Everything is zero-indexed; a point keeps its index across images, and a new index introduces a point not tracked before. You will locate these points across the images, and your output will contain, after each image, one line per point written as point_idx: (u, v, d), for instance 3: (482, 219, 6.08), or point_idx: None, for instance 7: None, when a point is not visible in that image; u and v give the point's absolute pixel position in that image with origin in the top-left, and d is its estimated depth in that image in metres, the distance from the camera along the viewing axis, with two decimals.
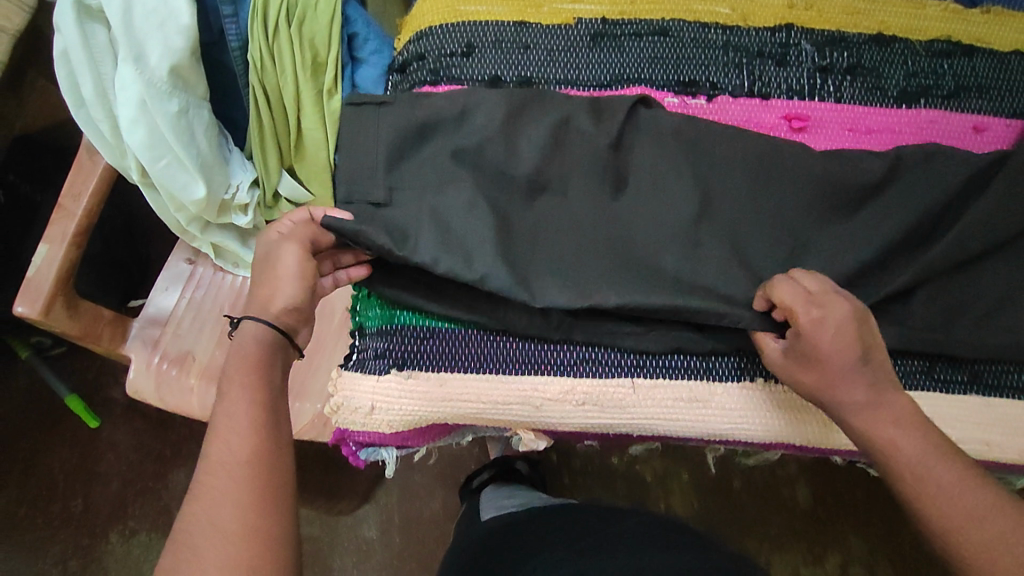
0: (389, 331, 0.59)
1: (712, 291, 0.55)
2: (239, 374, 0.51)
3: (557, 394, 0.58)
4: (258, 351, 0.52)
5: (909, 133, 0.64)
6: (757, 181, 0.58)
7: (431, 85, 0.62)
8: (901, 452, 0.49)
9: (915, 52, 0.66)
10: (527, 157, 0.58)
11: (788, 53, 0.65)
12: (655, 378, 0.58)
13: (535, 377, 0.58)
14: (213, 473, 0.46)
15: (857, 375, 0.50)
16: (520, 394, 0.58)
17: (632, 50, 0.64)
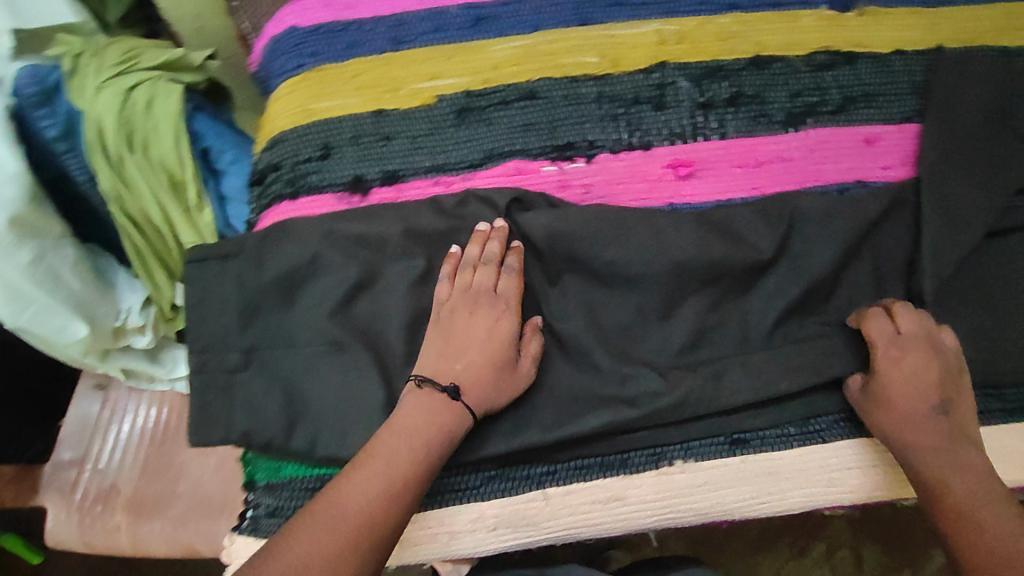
0: (278, 485, 0.52)
1: (611, 395, 0.52)
2: (405, 433, 0.46)
3: (466, 524, 0.52)
4: (432, 415, 0.47)
5: (802, 158, 0.61)
6: (654, 252, 0.54)
7: (291, 199, 0.57)
8: (962, 487, 0.50)
9: (796, 69, 0.63)
10: (406, 275, 0.52)
11: (664, 94, 0.61)
12: (569, 483, 0.53)
13: (438, 510, 0.53)
14: (318, 524, 0.43)
15: (936, 418, 0.51)
16: (425, 532, 0.52)
17: (501, 120, 0.60)
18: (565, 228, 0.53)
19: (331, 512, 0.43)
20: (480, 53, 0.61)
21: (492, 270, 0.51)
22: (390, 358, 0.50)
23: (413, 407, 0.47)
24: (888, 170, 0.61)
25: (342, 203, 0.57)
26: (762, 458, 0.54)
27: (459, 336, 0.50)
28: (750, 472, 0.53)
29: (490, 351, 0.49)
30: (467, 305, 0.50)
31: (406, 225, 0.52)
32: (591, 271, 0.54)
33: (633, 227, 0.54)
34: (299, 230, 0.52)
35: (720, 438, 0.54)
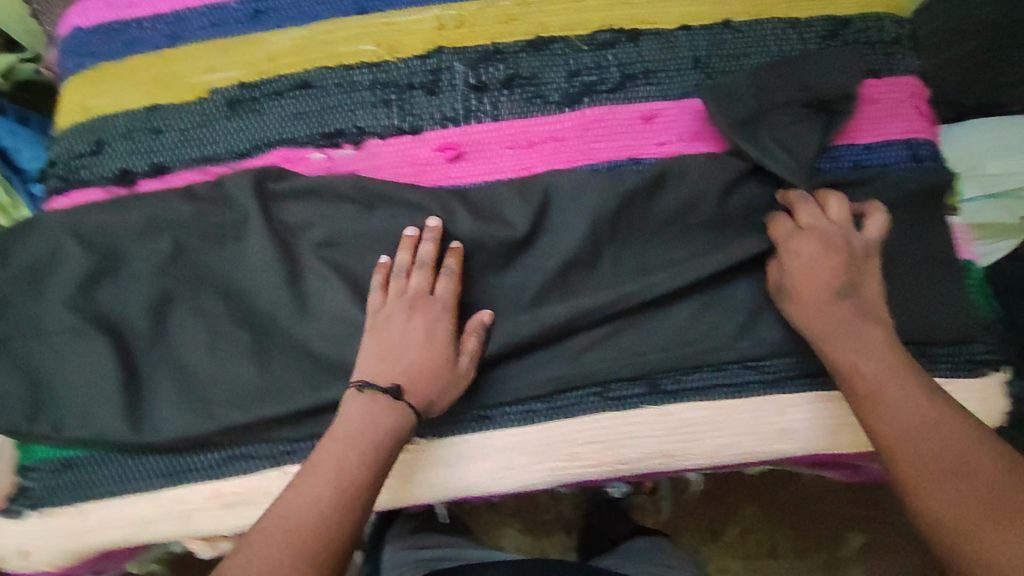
0: (35, 465, 0.55)
1: (348, 367, 0.54)
2: (342, 440, 0.48)
3: (204, 501, 0.54)
4: (379, 419, 0.49)
5: (575, 138, 0.61)
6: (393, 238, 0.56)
7: (64, 194, 0.60)
8: (864, 373, 0.49)
9: (576, 49, 0.62)
10: (155, 261, 0.55)
11: (439, 78, 0.61)
12: (309, 461, 0.54)
13: (176, 488, 0.54)
14: (268, 532, 0.44)
15: (838, 304, 0.51)
16: (163, 508, 0.54)
17: (272, 110, 0.61)
18: (303, 217, 0.56)
19: (291, 518, 0.44)
20: (257, 45, 0.62)
21: (426, 273, 0.54)
22: (136, 345, 0.55)
23: (355, 410, 0.49)
24: (664, 147, 0.61)
25: (108, 194, 0.59)
26: (500, 434, 0.55)
27: (406, 334, 0.52)
28: (484, 447, 0.55)
29: (427, 351, 0.51)
30: (403, 308, 0.53)
31: (153, 216, 0.55)
32: (338, 256, 0.56)
33: (373, 214, 0.57)
34: (48, 223, 0.56)
35: (465, 415, 0.55)
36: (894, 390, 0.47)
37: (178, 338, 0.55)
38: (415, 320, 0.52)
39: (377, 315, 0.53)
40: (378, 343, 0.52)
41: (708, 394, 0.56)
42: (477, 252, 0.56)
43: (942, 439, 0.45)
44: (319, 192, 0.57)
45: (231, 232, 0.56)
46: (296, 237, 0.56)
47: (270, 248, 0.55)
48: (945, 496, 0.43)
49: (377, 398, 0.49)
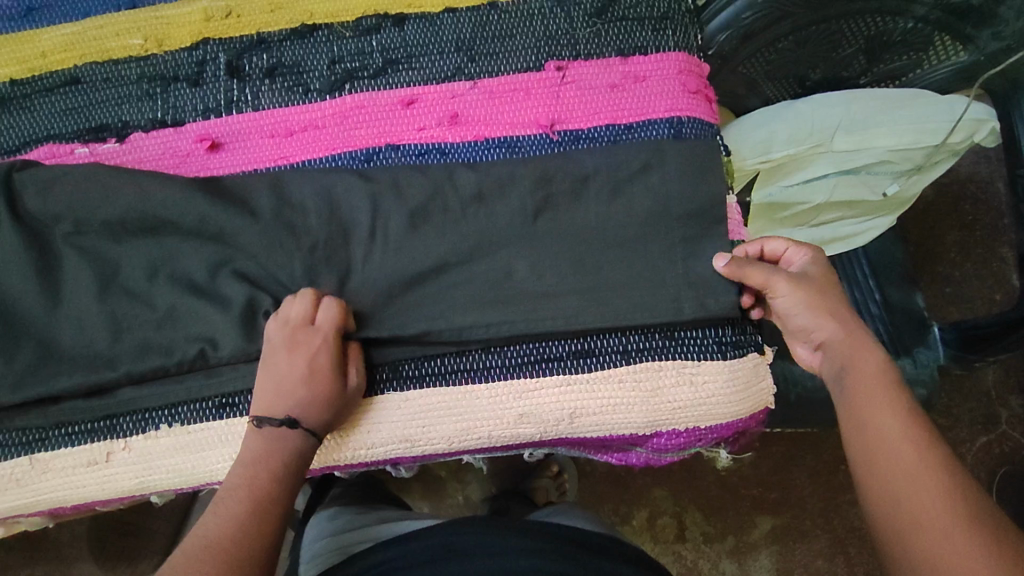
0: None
1: (89, 356, 0.53)
2: (246, 462, 0.48)
3: None
4: (272, 445, 0.48)
5: (334, 125, 0.61)
6: (138, 223, 0.54)
7: None
8: (875, 391, 0.46)
9: (339, 36, 0.63)
10: None
11: (203, 71, 0.62)
12: (56, 448, 0.54)
13: None
14: (182, 552, 0.43)
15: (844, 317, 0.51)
16: None
17: (42, 107, 0.62)
18: (52, 208, 0.54)
19: (195, 540, 0.44)
20: (29, 43, 0.63)
21: (307, 301, 0.51)
22: None
23: (252, 439, 0.49)
24: (424, 131, 0.60)
25: None
26: (242, 422, 0.54)
27: (290, 372, 0.50)
28: (229, 434, 0.54)
29: (318, 383, 0.50)
30: (284, 340, 0.50)
31: None
32: (87, 245, 0.54)
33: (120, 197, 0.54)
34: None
35: (208, 401, 0.54)
36: (912, 451, 0.42)
37: None
38: (291, 357, 0.50)
39: (266, 345, 0.51)
40: (269, 380, 0.50)
41: (452, 379, 0.54)
42: (224, 243, 0.54)
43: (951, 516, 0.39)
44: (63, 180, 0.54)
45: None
46: (46, 228, 0.55)
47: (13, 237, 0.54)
48: (970, 553, 0.37)
49: (274, 434, 0.49)
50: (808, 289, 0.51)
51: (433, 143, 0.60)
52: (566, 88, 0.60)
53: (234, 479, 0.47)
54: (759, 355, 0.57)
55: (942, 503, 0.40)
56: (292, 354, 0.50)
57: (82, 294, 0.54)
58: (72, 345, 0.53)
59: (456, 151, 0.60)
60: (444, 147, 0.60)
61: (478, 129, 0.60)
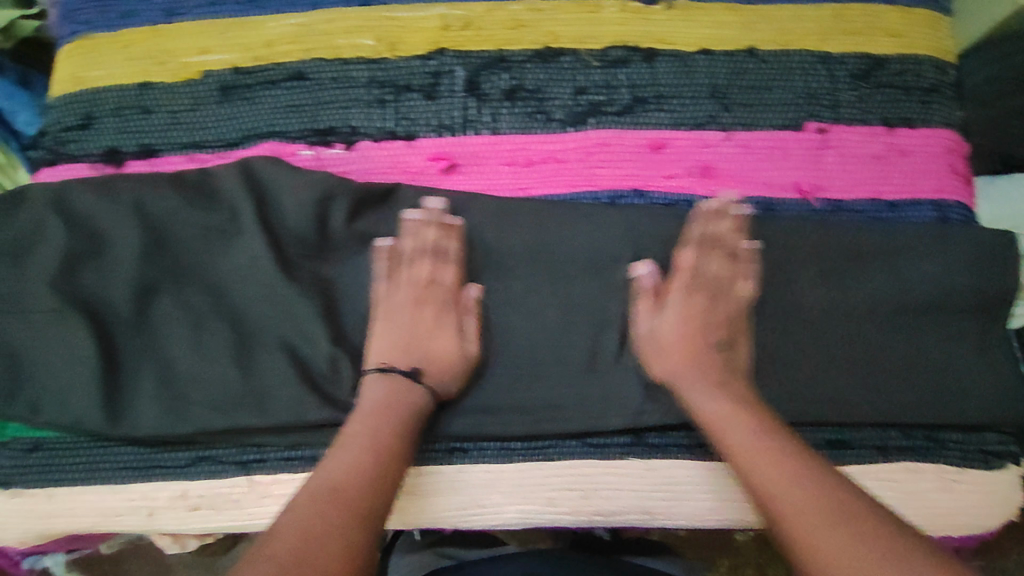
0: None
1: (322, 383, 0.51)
2: (371, 412, 0.46)
3: (167, 501, 0.52)
4: (398, 399, 0.48)
5: (577, 161, 0.57)
6: (391, 251, 0.53)
7: (49, 164, 0.58)
8: (736, 432, 0.45)
9: (585, 64, 0.59)
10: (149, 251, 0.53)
11: (438, 83, 0.58)
12: (276, 472, 0.52)
13: (144, 483, 0.52)
14: (310, 488, 0.41)
15: (704, 360, 0.50)
16: (130, 503, 0.52)
17: (264, 100, 0.58)
18: (301, 226, 0.53)
19: (321, 481, 0.41)
20: (254, 30, 0.60)
21: (449, 264, 0.53)
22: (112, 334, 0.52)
23: (380, 390, 0.48)
24: (672, 180, 0.57)
25: (93, 172, 0.57)
26: (474, 471, 0.52)
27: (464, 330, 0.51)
28: (461, 482, 0.51)
29: (399, 331, 0.51)
30: (423, 281, 0.52)
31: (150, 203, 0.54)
32: (335, 268, 0.54)
33: (379, 216, 0.55)
34: (34, 200, 0.54)
35: (437, 447, 0.52)
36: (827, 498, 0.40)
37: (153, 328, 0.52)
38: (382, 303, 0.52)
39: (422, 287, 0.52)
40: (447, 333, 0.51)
41: (695, 453, 0.52)
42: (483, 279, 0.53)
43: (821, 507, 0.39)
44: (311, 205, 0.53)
45: (225, 226, 0.53)
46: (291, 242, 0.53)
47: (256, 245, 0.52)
48: None
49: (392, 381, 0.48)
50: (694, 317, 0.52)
51: (681, 194, 0.57)
52: (827, 153, 0.57)
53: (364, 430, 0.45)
54: (1007, 466, 0.54)
55: (809, 507, 0.39)
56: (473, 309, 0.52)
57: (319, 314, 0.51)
58: (308, 366, 0.51)
59: None
60: (692, 200, 0.56)
61: (732, 186, 0.57)
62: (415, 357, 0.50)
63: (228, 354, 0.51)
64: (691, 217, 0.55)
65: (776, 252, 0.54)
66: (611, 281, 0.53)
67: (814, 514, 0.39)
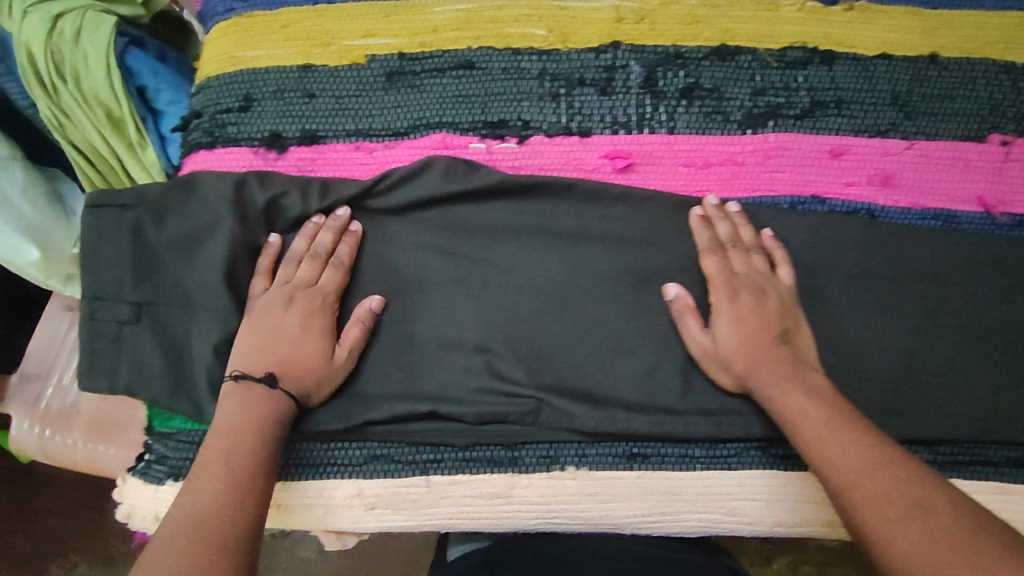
0: (169, 435, 0.53)
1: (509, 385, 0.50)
2: (228, 432, 0.43)
3: (344, 499, 0.51)
4: (251, 418, 0.44)
5: (756, 164, 0.56)
6: (576, 252, 0.52)
7: (207, 148, 0.55)
8: (803, 426, 0.46)
9: (764, 64, 0.57)
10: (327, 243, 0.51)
11: (613, 78, 0.56)
12: (453, 473, 0.51)
13: (319, 481, 0.51)
14: (174, 522, 0.38)
15: (779, 356, 0.49)
16: (306, 500, 0.51)
17: (432, 88, 0.56)
18: (485, 223, 0.52)
19: (180, 516, 0.39)
20: (420, 14, 0.58)
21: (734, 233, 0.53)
22: None
23: (231, 404, 0.45)
24: (852, 188, 0.56)
25: (256, 157, 0.55)
26: (655, 478, 0.51)
27: (740, 322, 0.50)
28: (643, 489, 0.51)
29: (760, 307, 0.51)
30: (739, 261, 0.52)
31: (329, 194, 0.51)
32: (514, 265, 0.52)
33: (560, 214, 0.53)
34: (207, 188, 0.50)
35: (619, 450, 0.52)
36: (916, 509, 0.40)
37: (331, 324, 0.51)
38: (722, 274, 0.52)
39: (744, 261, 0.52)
40: (728, 324, 0.50)
41: None
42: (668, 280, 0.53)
43: (898, 494, 0.41)
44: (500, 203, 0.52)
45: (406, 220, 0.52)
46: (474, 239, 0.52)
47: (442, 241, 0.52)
48: None
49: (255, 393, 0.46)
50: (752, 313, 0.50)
51: (861, 202, 0.56)
52: (1010, 166, 0.56)
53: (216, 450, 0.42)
54: None
55: (898, 500, 0.41)
56: (760, 299, 0.51)
57: (504, 314, 0.51)
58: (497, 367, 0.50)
59: (886, 215, 0.55)
60: (873, 209, 0.56)
61: (915, 196, 0.55)
62: (725, 323, 0.50)
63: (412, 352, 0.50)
64: (874, 228, 0.54)
65: (743, 236, 0.53)
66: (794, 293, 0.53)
67: (897, 508, 0.40)
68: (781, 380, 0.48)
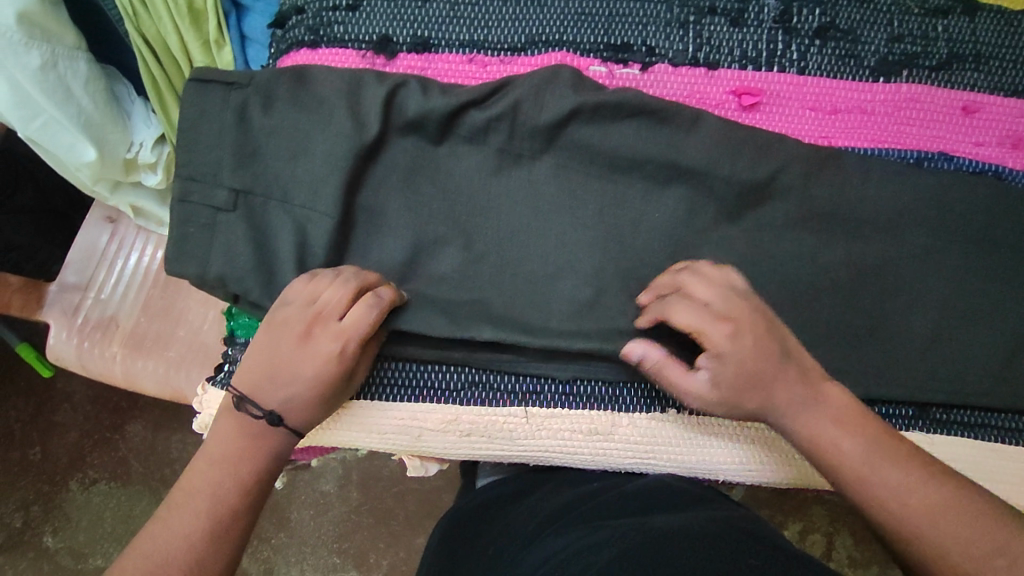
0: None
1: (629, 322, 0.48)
2: (216, 463, 0.44)
3: (438, 424, 0.48)
4: (253, 444, 0.44)
5: (884, 114, 0.53)
6: (704, 186, 0.49)
7: (310, 47, 0.52)
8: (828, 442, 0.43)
9: (904, 9, 0.54)
10: (444, 157, 0.48)
11: (746, 9, 0.53)
12: (553, 406, 0.49)
13: (414, 404, 0.48)
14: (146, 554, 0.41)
15: (793, 380, 0.44)
16: (397, 423, 0.48)
17: (555, 3, 0.53)
18: (611, 146, 0.48)
19: (154, 548, 0.42)
20: None
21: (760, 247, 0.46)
22: (398, 243, 0.48)
23: (228, 428, 0.44)
24: (981, 148, 0.53)
25: (363, 62, 0.52)
26: (758, 428, 0.49)
27: (756, 353, 0.44)
28: (745, 437, 0.49)
29: (754, 333, 0.44)
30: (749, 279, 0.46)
31: (452, 97, 0.47)
32: (634, 197, 0.49)
33: (693, 144, 0.48)
34: (321, 85, 0.47)
35: None
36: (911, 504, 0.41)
37: (443, 243, 0.48)
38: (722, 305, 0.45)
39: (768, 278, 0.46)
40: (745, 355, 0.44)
41: (976, 433, 0.51)
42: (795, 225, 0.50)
43: (951, 517, 0.41)
44: (631, 126, 0.48)
45: (525, 136, 0.48)
46: (596, 163, 0.49)
47: (561, 165, 0.49)
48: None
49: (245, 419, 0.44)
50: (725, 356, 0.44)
51: (990, 163, 0.53)
52: None
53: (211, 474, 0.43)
54: None
55: (914, 487, 0.42)
56: (768, 322, 0.45)
57: (621, 247, 0.49)
58: (607, 300, 0.48)
59: (1016, 179, 0.53)
60: (1002, 171, 0.53)
61: None
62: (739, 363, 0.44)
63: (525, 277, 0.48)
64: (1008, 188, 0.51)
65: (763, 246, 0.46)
66: (922, 250, 0.51)
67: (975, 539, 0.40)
68: (797, 408, 0.44)
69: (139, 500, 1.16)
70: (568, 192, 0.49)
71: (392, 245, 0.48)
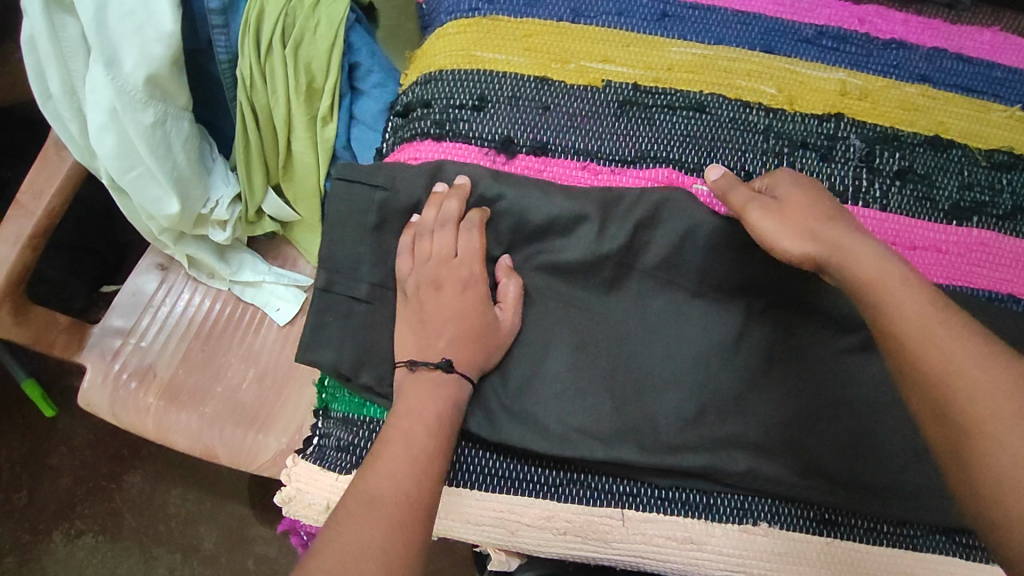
0: (355, 423, 0.52)
1: (725, 429, 0.49)
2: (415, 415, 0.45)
3: (535, 520, 0.49)
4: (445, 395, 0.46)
5: (959, 255, 0.57)
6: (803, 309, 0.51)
7: (435, 139, 0.55)
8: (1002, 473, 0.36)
9: (973, 161, 0.59)
10: (559, 256, 0.51)
11: (835, 146, 0.58)
12: (648, 511, 0.49)
13: (512, 497, 0.49)
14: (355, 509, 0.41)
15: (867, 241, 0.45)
16: (495, 515, 0.49)
17: (663, 123, 0.57)
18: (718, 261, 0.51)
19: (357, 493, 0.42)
20: (657, 50, 0.59)
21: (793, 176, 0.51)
22: (510, 331, 0.49)
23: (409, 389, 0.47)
24: None
25: (485, 158, 0.55)
26: (843, 548, 0.50)
27: (813, 201, 0.48)
28: (831, 557, 0.50)
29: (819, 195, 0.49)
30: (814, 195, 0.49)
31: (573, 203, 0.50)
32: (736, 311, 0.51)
33: None
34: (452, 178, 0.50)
35: (809, 513, 0.50)
36: None
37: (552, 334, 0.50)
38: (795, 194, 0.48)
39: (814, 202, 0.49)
40: (802, 202, 0.48)
41: None
42: None
43: None
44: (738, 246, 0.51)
45: (637, 245, 0.51)
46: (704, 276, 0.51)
47: (669, 273, 0.51)
48: None
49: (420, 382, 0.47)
50: (791, 202, 0.48)
51: None
52: None
53: (399, 473, 0.42)
54: None
55: None
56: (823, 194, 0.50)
57: (722, 356, 0.50)
58: (708, 407, 0.49)
59: None
60: None
61: None
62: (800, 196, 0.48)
63: (628, 376, 0.50)
64: None
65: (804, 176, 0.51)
66: None
67: None
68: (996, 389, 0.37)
69: (126, 559, 1.09)
70: (673, 300, 0.51)
71: (503, 334, 0.49)
